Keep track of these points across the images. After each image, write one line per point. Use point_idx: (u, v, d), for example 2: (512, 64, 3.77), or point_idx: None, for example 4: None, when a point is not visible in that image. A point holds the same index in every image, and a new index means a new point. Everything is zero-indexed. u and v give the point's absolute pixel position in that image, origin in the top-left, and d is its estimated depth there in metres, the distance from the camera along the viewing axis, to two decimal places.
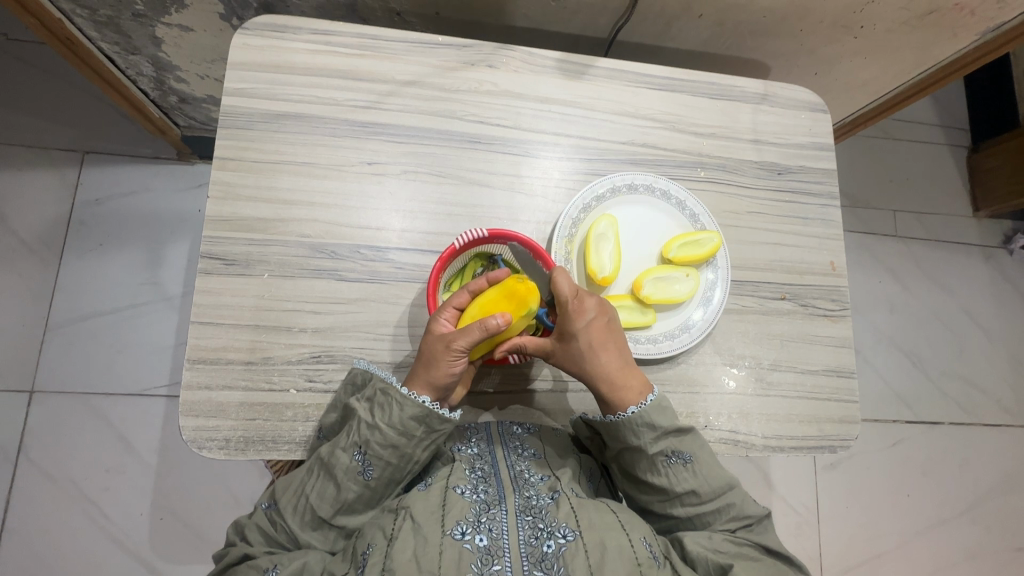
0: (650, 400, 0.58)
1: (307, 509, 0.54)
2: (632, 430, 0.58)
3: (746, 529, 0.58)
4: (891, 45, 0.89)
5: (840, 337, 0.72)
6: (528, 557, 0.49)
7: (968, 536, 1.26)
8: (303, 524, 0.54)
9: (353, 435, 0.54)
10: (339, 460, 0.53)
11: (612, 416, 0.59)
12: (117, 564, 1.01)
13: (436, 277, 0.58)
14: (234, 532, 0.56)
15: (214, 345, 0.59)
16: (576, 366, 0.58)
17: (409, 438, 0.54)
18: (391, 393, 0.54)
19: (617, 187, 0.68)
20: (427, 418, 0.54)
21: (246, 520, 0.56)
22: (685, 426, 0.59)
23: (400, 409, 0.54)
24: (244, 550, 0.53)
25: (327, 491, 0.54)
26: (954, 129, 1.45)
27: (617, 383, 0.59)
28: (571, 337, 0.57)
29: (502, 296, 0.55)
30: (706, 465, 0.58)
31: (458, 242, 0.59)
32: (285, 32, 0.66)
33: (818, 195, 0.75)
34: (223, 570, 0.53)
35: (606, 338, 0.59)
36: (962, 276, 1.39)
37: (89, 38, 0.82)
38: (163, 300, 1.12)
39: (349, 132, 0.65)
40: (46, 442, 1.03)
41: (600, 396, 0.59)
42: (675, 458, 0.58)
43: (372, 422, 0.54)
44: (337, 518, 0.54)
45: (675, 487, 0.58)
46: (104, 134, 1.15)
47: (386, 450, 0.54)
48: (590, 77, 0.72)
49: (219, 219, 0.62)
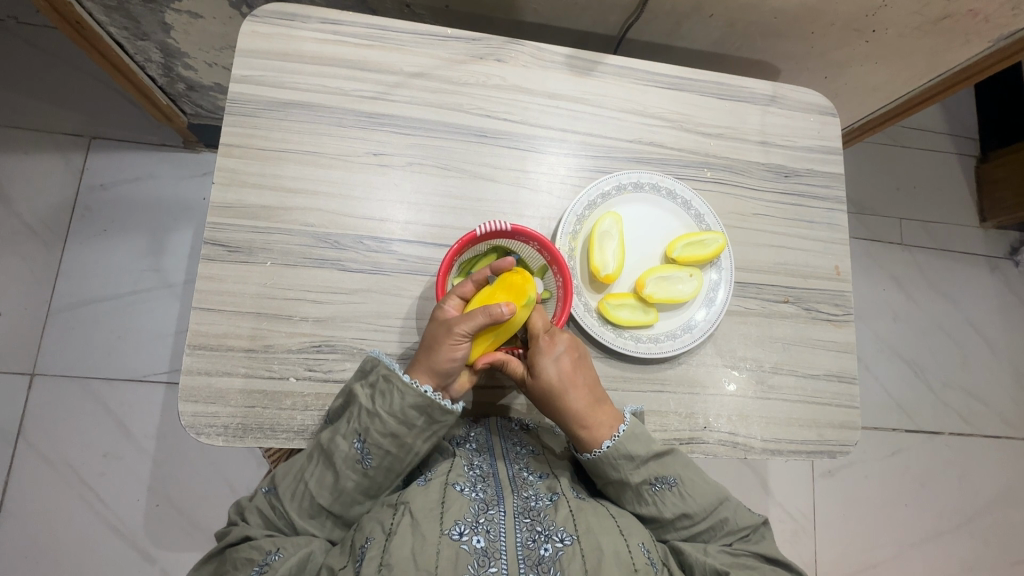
0: (622, 431, 0.57)
1: (306, 495, 0.54)
2: (612, 465, 0.57)
3: (743, 540, 0.58)
4: (904, 51, 0.88)
5: (843, 342, 0.71)
6: (525, 560, 0.49)
7: (965, 548, 1.25)
8: (302, 510, 0.53)
9: (353, 422, 0.54)
10: (339, 447, 0.53)
11: (589, 453, 0.58)
12: (114, 548, 1.01)
13: (450, 261, 0.58)
14: (236, 511, 0.56)
15: (214, 331, 0.59)
16: (546, 402, 0.58)
17: (409, 428, 0.54)
18: (392, 380, 0.54)
19: (623, 185, 0.67)
20: (429, 408, 0.54)
21: (247, 502, 0.56)
22: (663, 449, 0.58)
23: (400, 398, 0.53)
24: (245, 531, 0.53)
25: (326, 479, 0.54)
26: (962, 138, 1.45)
27: (586, 418, 0.58)
28: (539, 372, 0.57)
29: (502, 287, 0.55)
30: (692, 486, 0.58)
31: (480, 229, 0.58)
32: (295, 20, 0.66)
33: (824, 199, 0.75)
34: (223, 549, 0.53)
35: (576, 372, 0.58)
36: (967, 286, 1.38)
37: (99, 23, 0.83)
38: (165, 287, 1.12)
39: (356, 123, 0.65)
40: (45, 426, 1.04)
41: (570, 432, 0.58)
42: (660, 484, 0.58)
43: (372, 410, 0.54)
44: (336, 506, 0.54)
45: (664, 513, 0.58)
46: (112, 120, 1.15)
47: (385, 439, 0.54)
48: (599, 74, 0.71)
49: (223, 205, 0.62)
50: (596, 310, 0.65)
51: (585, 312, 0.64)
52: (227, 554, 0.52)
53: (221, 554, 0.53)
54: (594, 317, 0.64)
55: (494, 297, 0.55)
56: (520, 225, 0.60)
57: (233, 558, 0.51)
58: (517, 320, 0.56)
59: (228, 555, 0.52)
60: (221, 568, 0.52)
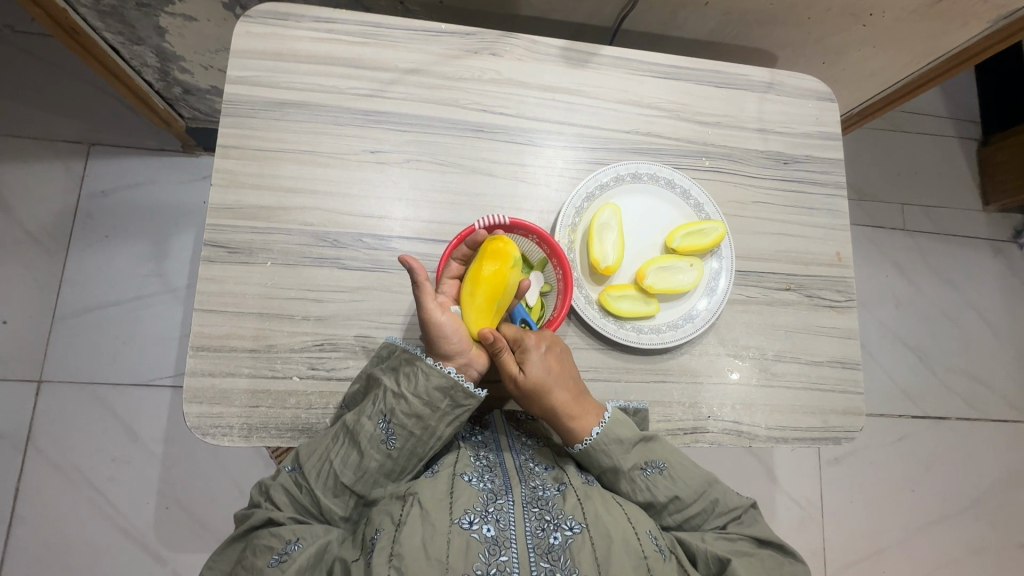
0: (609, 416, 0.58)
1: (330, 474, 0.53)
2: (603, 452, 0.58)
3: (736, 522, 0.59)
4: (902, 35, 0.88)
5: (845, 328, 0.71)
6: (535, 548, 0.50)
7: (973, 533, 1.25)
8: (326, 489, 0.53)
9: (379, 404, 0.54)
10: (364, 427, 0.53)
11: (578, 445, 0.58)
12: (124, 550, 1.02)
13: (450, 256, 0.59)
14: (260, 492, 0.55)
15: (217, 333, 0.59)
16: (538, 399, 0.57)
17: (434, 410, 0.54)
18: (417, 363, 0.55)
19: (621, 176, 0.67)
20: (452, 391, 0.54)
21: (270, 482, 0.55)
22: (649, 435, 0.59)
23: (426, 379, 0.54)
24: (269, 513, 0.52)
25: (350, 458, 0.53)
26: (964, 121, 1.44)
27: (578, 410, 0.58)
28: (532, 369, 0.57)
29: (486, 255, 0.56)
30: (682, 470, 0.58)
31: (479, 224, 0.59)
32: (288, 19, 0.66)
33: (823, 185, 0.75)
34: (247, 530, 0.52)
35: (564, 367, 0.59)
36: (970, 270, 1.37)
37: (94, 28, 0.83)
38: (168, 291, 1.12)
39: (353, 120, 0.65)
40: (52, 432, 1.04)
41: (560, 427, 0.58)
42: (650, 469, 0.58)
43: (399, 392, 0.54)
44: (359, 486, 0.53)
45: (658, 497, 0.57)
46: (110, 127, 1.16)
47: (410, 420, 0.54)
48: (595, 65, 0.71)
49: (221, 207, 0.62)
50: (596, 302, 0.65)
51: (586, 304, 0.64)
52: (251, 536, 0.52)
53: (243, 537, 0.52)
54: (594, 309, 0.64)
55: (480, 267, 0.56)
56: (518, 218, 0.61)
57: (253, 544, 0.50)
58: (511, 282, 0.56)
59: (250, 539, 0.51)
60: (242, 553, 0.51)
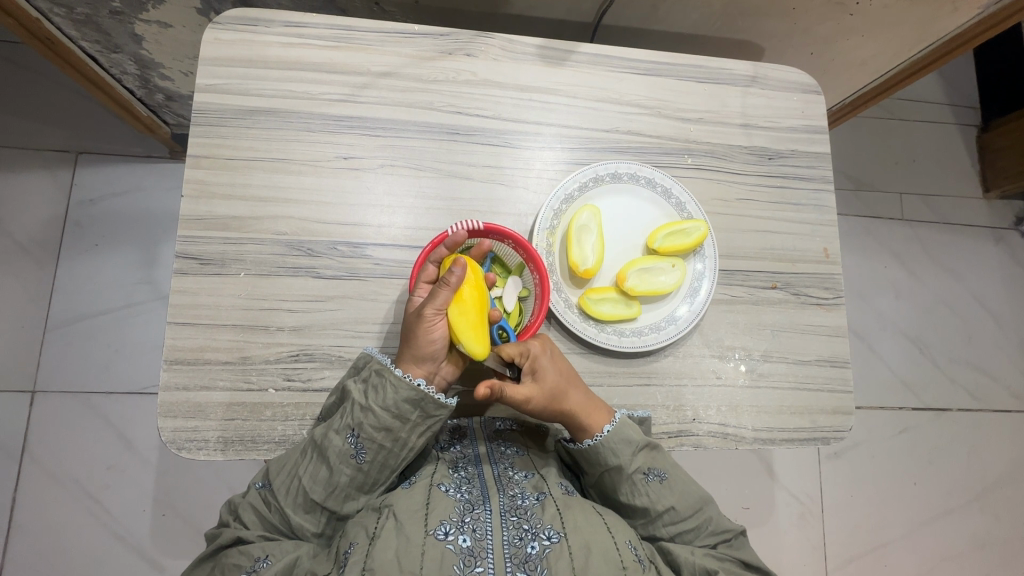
0: (617, 415, 0.58)
1: (300, 490, 0.53)
2: (611, 450, 0.57)
3: (726, 545, 0.58)
4: (891, 21, 0.86)
5: (834, 326, 0.70)
6: (512, 559, 0.48)
7: (976, 525, 1.24)
8: (296, 506, 0.52)
9: (347, 418, 0.53)
10: (332, 443, 0.53)
11: (585, 442, 0.57)
12: (123, 558, 1.02)
13: (422, 262, 0.58)
14: (229, 511, 0.54)
15: (192, 346, 0.58)
16: (553, 403, 0.56)
17: (403, 422, 0.53)
18: (386, 374, 0.53)
19: (600, 177, 0.66)
20: (422, 402, 0.53)
21: (240, 500, 0.55)
22: (656, 442, 0.59)
23: (394, 392, 0.53)
24: (237, 532, 0.51)
25: (319, 474, 0.53)
26: (962, 108, 1.41)
27: (590, 407, 0.58)
28: (541, 372, 0.56)
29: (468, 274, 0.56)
30: (681, 482, 0.58)
31: (452, 229, 0.58)
32: (258, 25, 0.65)
33: (810, 180, 0.73)
34: (216, 550, 0.52)
35: (568, 369, 0.58)
36: (970, 260, 1.35)
37: (70, 38, 0.82)
38: (159, 298, 1.12)
39: (324, 126, 0.64)
40: (47, 442, 1.04)
41: (574, 427, 0.57)
42: (652, 475, 0.57)
43: (366, 405, 0.53)
44: (330, 501, 0.53)
45: (657, 505, 0.57)
46: (96, 135, 1.15)
47: (379, 433, 0.53)
48: (573, 63, 0.70)
49: (193, 218, 0.61)
50: (577, 305, 0.64)
51: (566, 308, 0.63)
52: (220, 556, 0.51)
53: (212, 556, 0.52)
54: (575, 313, 0.63)
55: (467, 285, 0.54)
56: (492, 223, 0.60)
57: (222, 563, 0.50)
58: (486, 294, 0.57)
59: (219, 558, 0.51)
60: (211, 571, 0.51)
